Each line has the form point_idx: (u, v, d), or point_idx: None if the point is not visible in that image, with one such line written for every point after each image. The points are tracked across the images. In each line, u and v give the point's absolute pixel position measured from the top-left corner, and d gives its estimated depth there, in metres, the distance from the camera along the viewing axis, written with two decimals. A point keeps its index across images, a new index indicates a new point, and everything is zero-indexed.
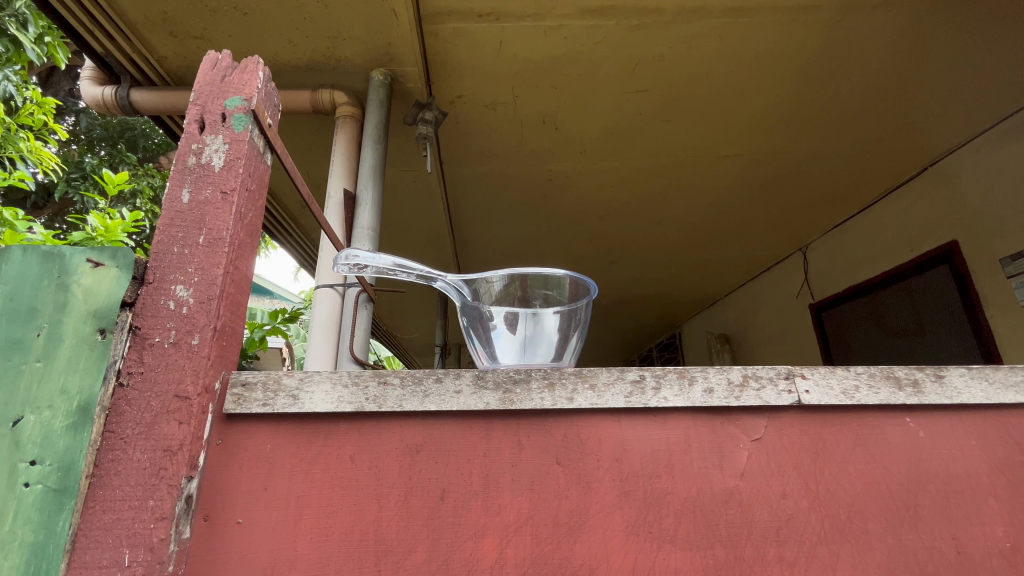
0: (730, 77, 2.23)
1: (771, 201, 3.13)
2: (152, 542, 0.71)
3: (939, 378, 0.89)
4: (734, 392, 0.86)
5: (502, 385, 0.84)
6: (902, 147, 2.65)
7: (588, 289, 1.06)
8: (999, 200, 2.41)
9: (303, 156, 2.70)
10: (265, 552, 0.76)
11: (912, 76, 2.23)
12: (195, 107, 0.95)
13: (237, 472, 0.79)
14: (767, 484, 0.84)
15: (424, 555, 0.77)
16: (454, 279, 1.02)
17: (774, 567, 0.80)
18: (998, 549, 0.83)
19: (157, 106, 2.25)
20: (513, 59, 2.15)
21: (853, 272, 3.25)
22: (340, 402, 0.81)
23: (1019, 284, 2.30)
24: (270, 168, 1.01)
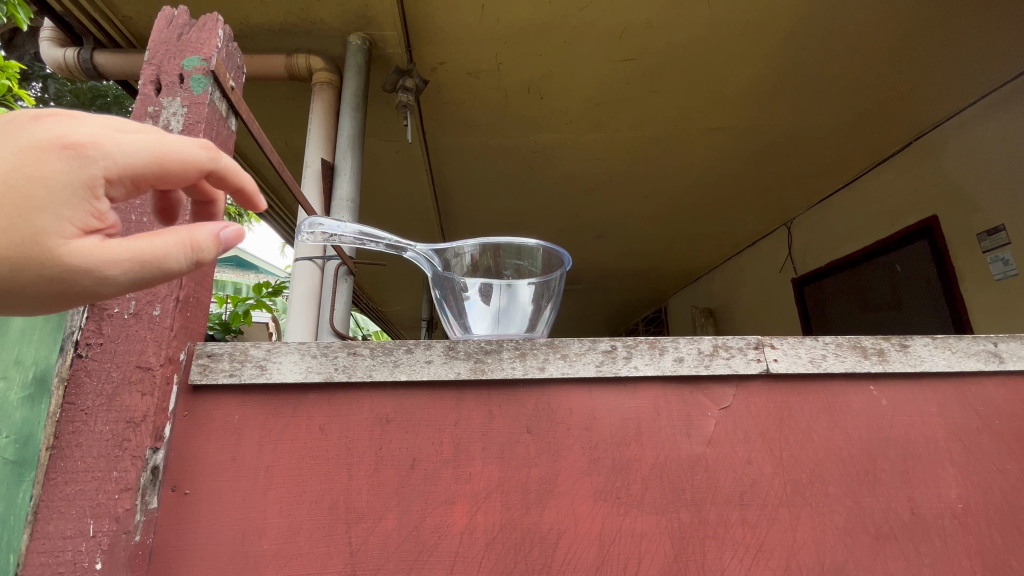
0: (718, 45, 2.18)
1: (755, 174, 3.12)
2: (117, 512, 0.71)
3: (903, 347, 0.91)
4: (703, 361, 0.87)
5: (474, 355, 0.84)
6: (887, 121, 2.64)
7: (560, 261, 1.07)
8: (975, 177, 2.43)
9: (280, 124, 2.61)
10: (235, 521, 0.76)
11: (901, 49, 2.19)
12: (151, 67, 0.91)
13: (204, 443, 0.79)
14: (732, 450, 0.86)
15: (394, 522, 0.78)
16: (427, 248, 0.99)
17: (736, 530, 0.83)
18: (950, 510, 0.87)
19: (123, 70, 2.15)
20: (496, 25, 2.08)
21: (835, 247, 3.29)
22: (308, 372, 0.81)
23: (994, 258, 2.33)
24: (234, 133, 0.98)
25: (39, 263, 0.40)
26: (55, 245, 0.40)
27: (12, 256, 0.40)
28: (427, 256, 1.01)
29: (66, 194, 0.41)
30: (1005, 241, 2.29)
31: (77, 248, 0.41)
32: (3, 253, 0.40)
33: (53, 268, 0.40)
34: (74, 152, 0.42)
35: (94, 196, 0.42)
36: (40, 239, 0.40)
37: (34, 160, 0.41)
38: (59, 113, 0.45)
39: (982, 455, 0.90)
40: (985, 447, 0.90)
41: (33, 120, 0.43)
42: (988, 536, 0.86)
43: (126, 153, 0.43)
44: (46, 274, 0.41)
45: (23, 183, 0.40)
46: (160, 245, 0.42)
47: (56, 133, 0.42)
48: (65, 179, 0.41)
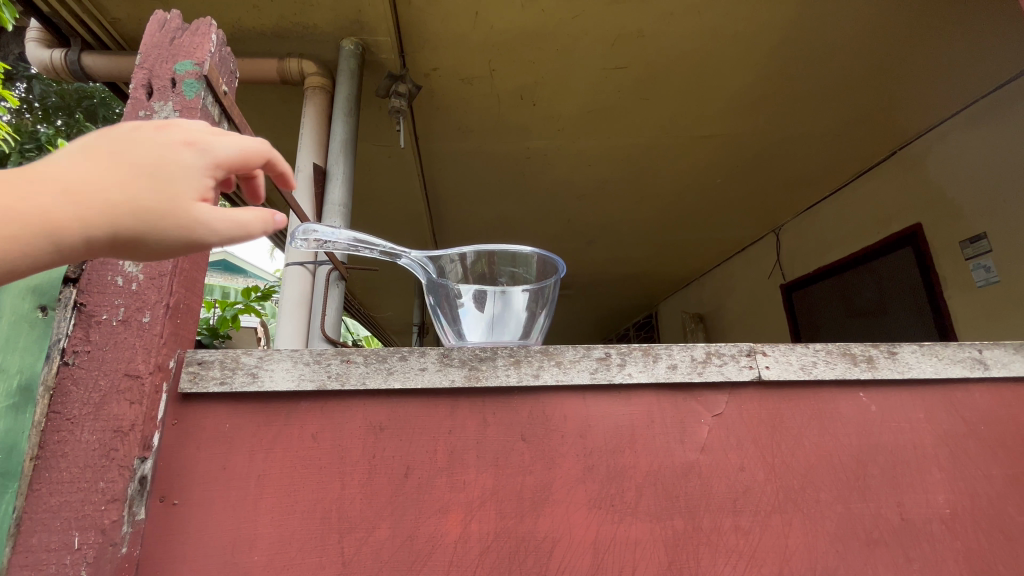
0: (708, 55, 2.21)
1: (744, 181, 3.16)
2: (103, 524, 0.69)
3: (891, 354, 0.93)
4: (696, 368, 0.88)
5: (468, 362, 0.84)
6: (872, 131, 2.69)
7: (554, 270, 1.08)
8: (958, 186, 2.49)
9: (271, 128, 2.60)
10: (224, 532, 0.75)
11: (887, 60, 2.24)
12: (142, 71, 0.90)
13: (194, 452, 0.77)
14: (725, 456, 0.86)
15: (387, 531, 0.78)
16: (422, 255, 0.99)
17: (729, 536, 0.83)
18: (938, 515, 0.88)
19: (111, 72, 2.12)
20: (490, 31, 2.09)
21: (822, 253, 3.33)
22: (301, 380, 0.80)
23: (976, 265, 2.38)
24: (226, 138, 0.97)
25: (173, 224, 0.50)
26: (188, 210, 0.50)
27: (155, 220, 0.49)
28: (422, 263, 1.01)
29: (197, 176, 0.52)
30: (986, 249, 2.33)
31: (201, 209, 0.51)
32: (148, 215, 0.49)
33: (182, 228, 0.50)
34: (197, 147, 0.53)
35: (213, 180, 0.54)
36: (174, 206, 0.50)
37: (174, 150, 0.52)
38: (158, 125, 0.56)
39: (968, 460, 0.92)
40: (971, 453, 0.92)
41: (152, 123, 0.54)
42: (975, 540, 0.88)
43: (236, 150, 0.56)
44: (171, 234, 0.50)
45: (165, 166, 0.51)
46: (256, 215, 0.55)
47: (184, 133, 0.54)
48: (198, 165, 0.52)
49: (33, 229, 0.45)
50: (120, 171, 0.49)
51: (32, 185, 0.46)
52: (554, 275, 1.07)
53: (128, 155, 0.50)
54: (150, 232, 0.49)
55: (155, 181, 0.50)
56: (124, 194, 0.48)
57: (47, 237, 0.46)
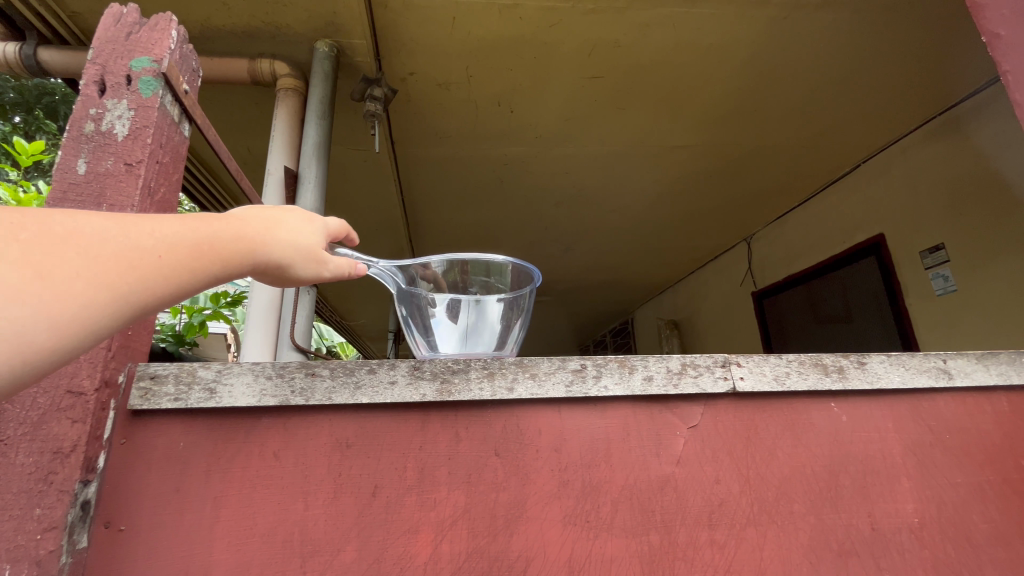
0: (683, 66, 2.25)
1: (716, 191, 3.23)
2: (39, 555, 0.64)
3: (861, 364, 0.94)
4: (672, 380, 0.87)
5: (440, 375, 0.81)
6: (838, 144, 2.78)
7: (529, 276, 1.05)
8: (917, 198, 2.59)
9: (241, 129, 2.52)
10: (174, 560, 0.70)
11: (852, 76, 2.32)
12: (94, 66, 0.85)
13: (143, 473, 0.72)
14: (701, 469, 0.86)
15: (353, 554, 0.74)
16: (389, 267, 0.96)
17: (705, 550, 0.82)
18: (907, 524, 0.89)
19: (69, 68, 2.03)
20: (467, 37, 2.07)
21: (792, 263, 3.42)
22: (262, 396, 0.76)
23: (935, 274, 2.47)
24: (187, 139, 0.92)
25: (308, 263, 0.66)
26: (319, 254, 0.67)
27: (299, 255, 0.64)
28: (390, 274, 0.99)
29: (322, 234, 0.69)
30: (944, 259, 2.42)
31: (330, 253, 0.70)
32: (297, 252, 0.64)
33: (313, 266, 0.66)
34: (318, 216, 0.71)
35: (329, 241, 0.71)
36: (310, 250, 0.66)
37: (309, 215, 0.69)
38: None
39: (934, 468, 0.93)
40: (937, 461, 0.94)
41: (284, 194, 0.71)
42: (942, 548, 0.89)
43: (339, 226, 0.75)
44: (304, 272, 0.66)
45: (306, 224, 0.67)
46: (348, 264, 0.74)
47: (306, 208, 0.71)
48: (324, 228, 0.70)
49: (243, 247, 0.58)
50: (288, 218, 0.65)
51: (222, 219, 0.58)
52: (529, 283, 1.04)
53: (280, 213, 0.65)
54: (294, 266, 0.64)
55: (299, 231, 0.65)
56: (284, 237, 0.63)
57: (247, 257, 0.59)
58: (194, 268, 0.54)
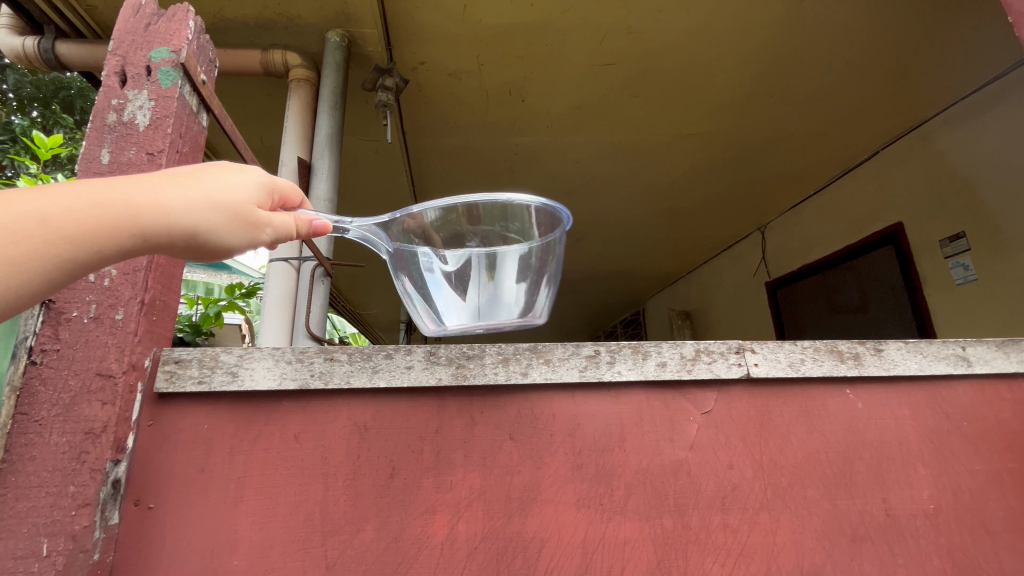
0: (697, 52, 2.21)
1: (730, 180, 3.18)
2: (74, 530, 0.66)
3: (878, 351, 0.94)
4: (686, 366, 0.87)
5: (455, 360, 0.83)
6: (856, 131, 2.73)
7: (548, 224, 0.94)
8: (936, 185, 2.53)
9: (254, 121, 2.54)
10: (202, 537, 0.73)
11: (872, 59, 2.26)
12: (115, 57, 0.87)
13: (170, 454, 0.75)
14: (714, 454, 0.86)
15: (372, 533, 0.76)
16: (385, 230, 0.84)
17: (718, 534, 0.83)
18: (922, 510, 0.89)
19: (86, 62, 2.05)
20: (478, 25, 2.06)
21: (806, 252, 3.37)
22: (282, 379, 0.78)
23: (955, 263, 2.42)
24: (205, 129, 0.94)
25: (231, 225, 0.56)
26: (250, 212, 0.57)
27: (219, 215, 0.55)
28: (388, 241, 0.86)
29: (257, 188, 0.59)
30: (965, 247, 2.37)
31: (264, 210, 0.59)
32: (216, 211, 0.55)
33: (244, 228, 0.57)
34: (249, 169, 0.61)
35: (270, 197, 0.61)
36: (236, 208, 0.56)
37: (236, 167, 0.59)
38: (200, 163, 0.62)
39: (951, 455, 0.93)
40: (954, 449, 0.93)
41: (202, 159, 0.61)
42: (958, 535, 0.89)
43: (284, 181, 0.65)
44: (235, 235, 0.57)
45: (230, 177, 0.57)
46: (296, 223, 0.64)
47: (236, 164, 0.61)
48: (260, 181, 0.60)
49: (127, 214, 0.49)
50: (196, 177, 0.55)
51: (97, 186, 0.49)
52: (554, 230, 0.92)
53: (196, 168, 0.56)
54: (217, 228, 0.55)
55: (218, 187, 0.55)
56: (199, 195, 0.54)
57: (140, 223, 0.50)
58: (64, 242, 0.46)
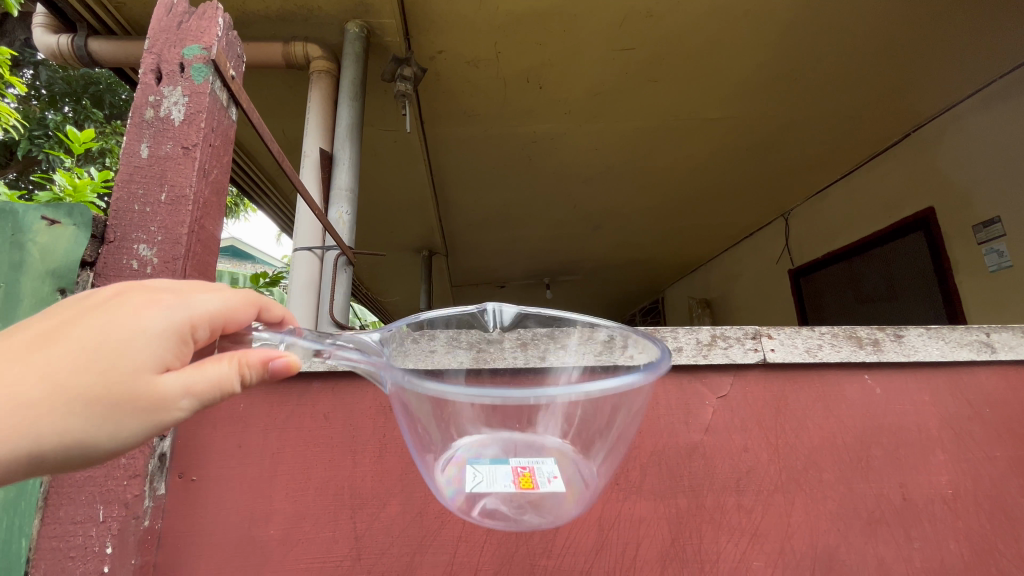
0: (718, 35, 2.17)
1: (751, 165, 3.13)
2: (127, 498, 0.71)
3: (898, 337, 0.93)
4: (702, 351, 0.88)
5: (475, 344, 0.90)
6: (884, 113, 2.65)
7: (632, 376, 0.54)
8: (969, 169, 2.45)
9: (277, 113, 2.60)
10: (241, 506, 0.80)
11: (902, 39, 2.18)
12: (151, 55, 0.91)
13: (211, 431, 0.82)
14: (729, 437, 0.88)
15: (397, 508, 0.81)
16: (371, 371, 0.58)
17: (733, 515, 0.85)
18: (940, 496, 0.89)
19: (117, 58, 2.12)
20: (496, 13, 2.06)
21: (831, 239, 3.30)
22: (312, 361, 0.83)
23: (988, 250, 2.34)
24: (235, 123, 0.98)
25: (136, 411, 0.49)
26: (145, 381, 0.50)
27: (109, 392, 0.49)
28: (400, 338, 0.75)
29: (162, 341, 0.50)
30: (1000, 233, 2.30)
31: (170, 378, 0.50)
32: (99, 389, 0.48)
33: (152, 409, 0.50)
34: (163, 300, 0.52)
35: (186, 343, 0.52)
36: (134, 386, 0.49)
37: (139, 306, 0.50)
38: (130, 286, 0.54)
39: (972, 442, 0.93)
40: (975, 435, 0.93)
41: (124, 289, 0.54)
42: (977, 520, 0.89)
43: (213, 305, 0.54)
44: (141, 418, 0.50)
45: (121, 333, 0.49)
46: (234, 371, 0.52)
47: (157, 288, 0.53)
48: (161, 331, 0.50)
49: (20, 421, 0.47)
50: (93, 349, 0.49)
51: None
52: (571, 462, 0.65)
53: (93, 312, 0.50)
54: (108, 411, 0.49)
55: (104, 353, 0.48)
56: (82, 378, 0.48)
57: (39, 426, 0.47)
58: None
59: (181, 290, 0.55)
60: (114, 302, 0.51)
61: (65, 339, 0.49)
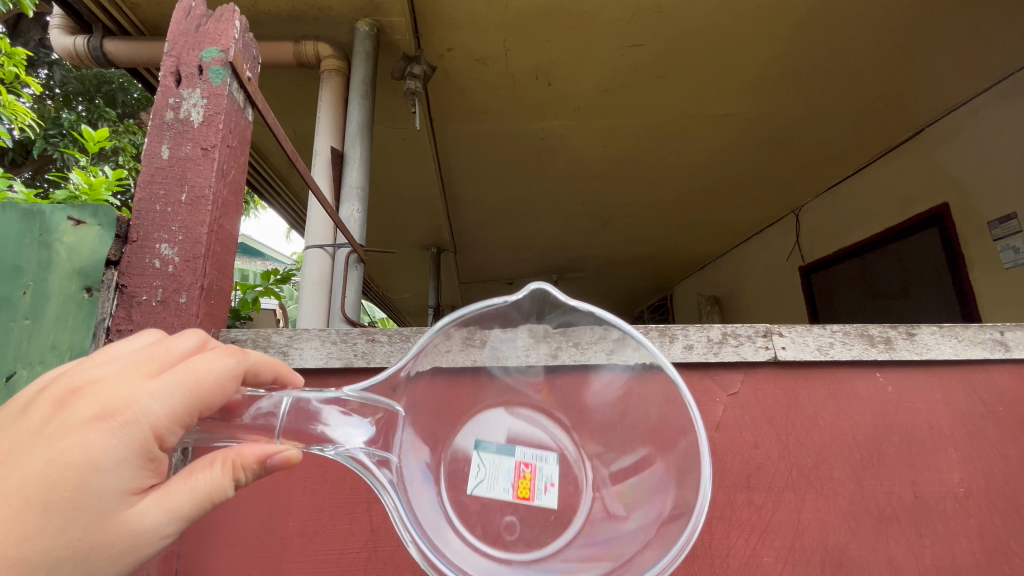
0: (728, 30, 2.16)
1: (761, 161, 3.11)
2: None
3: (911, 335, 0.93)
4: (713, 348, 0.89)
5: (490, 344, 0.91)
6: (897, 107, 2.62)
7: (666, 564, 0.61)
8: (985, 164, 2.41)
9: (288, 112, 2.63)
10: (262, 499, 0.89)
11: (916, 32, 2.16)
12: (170, 58, 0.93)
13: None
14: (740, 434, 0.89)
15: None
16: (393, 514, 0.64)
17: (744, 511, 0.86)
18: (953, 494, 0.89)
19: (132, 58, 2.16)
20: (505, 10, 2.06)
21: (842, 235, 3.27)
22: (329, 358, 0.84)
23: (1005, 246, 2.31)
24: (251, 124, 0.99)
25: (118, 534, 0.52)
26: (122, 511, 0.52)
27: (87, 534, 0.51)
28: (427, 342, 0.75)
29: (130, 461, 0.52)
30: (1016, 229, 2.26)
31: (153, 498, 0.53)
32: (75, 535, 0.50)
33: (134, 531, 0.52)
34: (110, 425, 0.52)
35: (154, 453, 0.53)
36: (115, 507, 0.52)
37: (87, 439, 0.51)
38: (83, 389, 0.53)
39: (984, 440, 0.93)
40: (988, 433, 0.93)
41: (78, 394, 0.53)
42: (989, 518, 0.89)
43: (165, 410, 0.53)
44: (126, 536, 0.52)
45: (77, 475, 0.50)
46: (221, 479, 0.56)
47: (102, 403, 0.52)
48: (124, 454, 0.52)
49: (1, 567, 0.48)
50: (57, 484, 0.49)
51: None
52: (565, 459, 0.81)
53: (42, 448, 0.50)
54: (90, 552, 0.51)
55: (73, 486, 0.50)
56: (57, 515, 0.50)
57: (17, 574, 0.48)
58: None
59: (134, 392, 0.53)
60: (60, 435, 0.51)
61: (31, 469, 0.49)
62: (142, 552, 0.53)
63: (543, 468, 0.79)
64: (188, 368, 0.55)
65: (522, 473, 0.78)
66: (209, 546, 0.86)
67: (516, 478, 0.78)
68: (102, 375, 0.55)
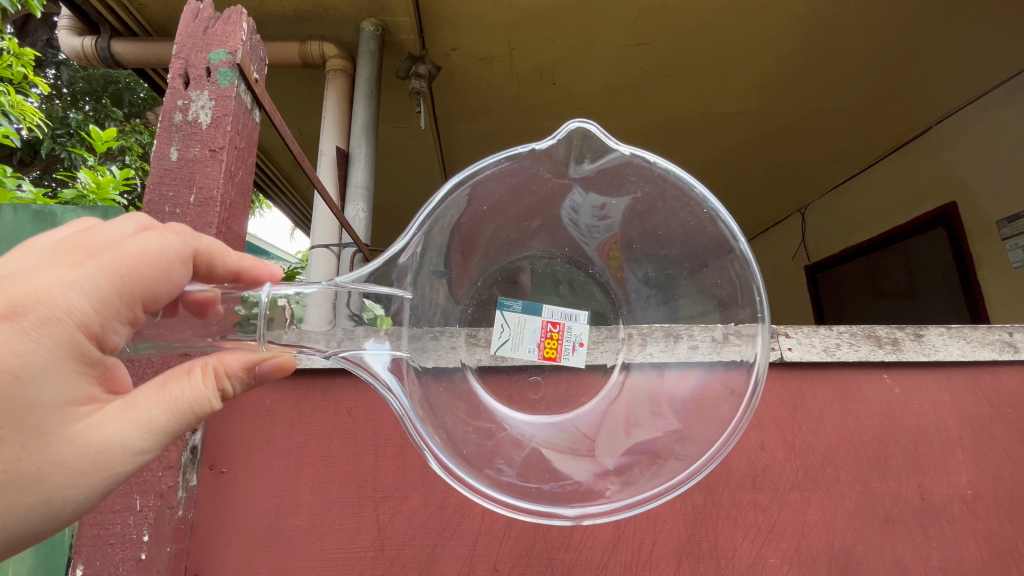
0: (734, 28, 2.15)
1: (767, 160, 3.09)
2: (161, 488, 0.77)
3: (918, 336, 0.92)
4: (716, 349, 0.88)
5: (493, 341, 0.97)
6: (906, 105, 2.59)
7: (711, 468, 0.69)
8: (994, 164, 2.39)
9: (293, 112, 2.64)
10: (269, 499, 0.90)
11: (924, 30, 2.14)
12: (179, 60, 0.93)
13: (240, 426, 0.92)
14: (745, 436, 0.90)
15: (419, 500, 0.90)
16: (400, 416, 0.68)
17: (749, 512, 0.87)
18: (960, 496, 0.89)
19: (140, 59, 2.17)
20: (510, 10, 2.06)
21: (848, 234, 3.25)
22: None
23: (1013, 245, 2.27)
24: (258, 125, 1.00)
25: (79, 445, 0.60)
26: (82, 422, 0.60)
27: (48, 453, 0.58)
28: (443, 204, 0.78)
29: (64, 358, 0.58)
30: None
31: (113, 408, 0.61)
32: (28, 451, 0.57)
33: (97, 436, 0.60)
34: (48, 318, 0.57)
35: (84, 350, 0.59)
36: (66, 412, 0.59)
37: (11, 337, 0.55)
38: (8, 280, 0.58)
39: (992, 442, 0.92)
40: (996, 435, 0.93)
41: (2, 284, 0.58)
42: (996, 520, 0.89)
43: (94, 305, 0.59)
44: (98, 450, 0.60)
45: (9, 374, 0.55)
46: (193, 390, 0.64)
47: (27, 298, 0.57)
48: (53, 350, 0.57)
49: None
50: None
51: None
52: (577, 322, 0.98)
53: None
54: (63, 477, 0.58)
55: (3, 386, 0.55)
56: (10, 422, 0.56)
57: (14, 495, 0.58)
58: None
59: (58, 285, 0.58)
60: None
61: None
62: (119, 466, 0.61)
63: (571, 329, 0.97)
64: (117, 259, 0.60)
65: (551, 333, 0.96)
66: (219, 544, 0.87)
67: (545, 336, 0.96)
68: (41, 265, 0.60)
